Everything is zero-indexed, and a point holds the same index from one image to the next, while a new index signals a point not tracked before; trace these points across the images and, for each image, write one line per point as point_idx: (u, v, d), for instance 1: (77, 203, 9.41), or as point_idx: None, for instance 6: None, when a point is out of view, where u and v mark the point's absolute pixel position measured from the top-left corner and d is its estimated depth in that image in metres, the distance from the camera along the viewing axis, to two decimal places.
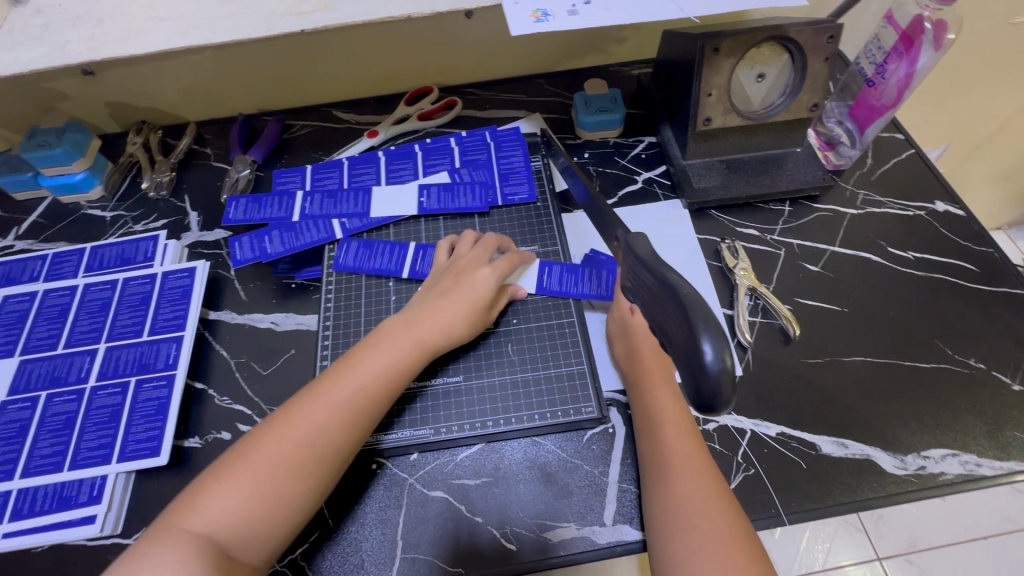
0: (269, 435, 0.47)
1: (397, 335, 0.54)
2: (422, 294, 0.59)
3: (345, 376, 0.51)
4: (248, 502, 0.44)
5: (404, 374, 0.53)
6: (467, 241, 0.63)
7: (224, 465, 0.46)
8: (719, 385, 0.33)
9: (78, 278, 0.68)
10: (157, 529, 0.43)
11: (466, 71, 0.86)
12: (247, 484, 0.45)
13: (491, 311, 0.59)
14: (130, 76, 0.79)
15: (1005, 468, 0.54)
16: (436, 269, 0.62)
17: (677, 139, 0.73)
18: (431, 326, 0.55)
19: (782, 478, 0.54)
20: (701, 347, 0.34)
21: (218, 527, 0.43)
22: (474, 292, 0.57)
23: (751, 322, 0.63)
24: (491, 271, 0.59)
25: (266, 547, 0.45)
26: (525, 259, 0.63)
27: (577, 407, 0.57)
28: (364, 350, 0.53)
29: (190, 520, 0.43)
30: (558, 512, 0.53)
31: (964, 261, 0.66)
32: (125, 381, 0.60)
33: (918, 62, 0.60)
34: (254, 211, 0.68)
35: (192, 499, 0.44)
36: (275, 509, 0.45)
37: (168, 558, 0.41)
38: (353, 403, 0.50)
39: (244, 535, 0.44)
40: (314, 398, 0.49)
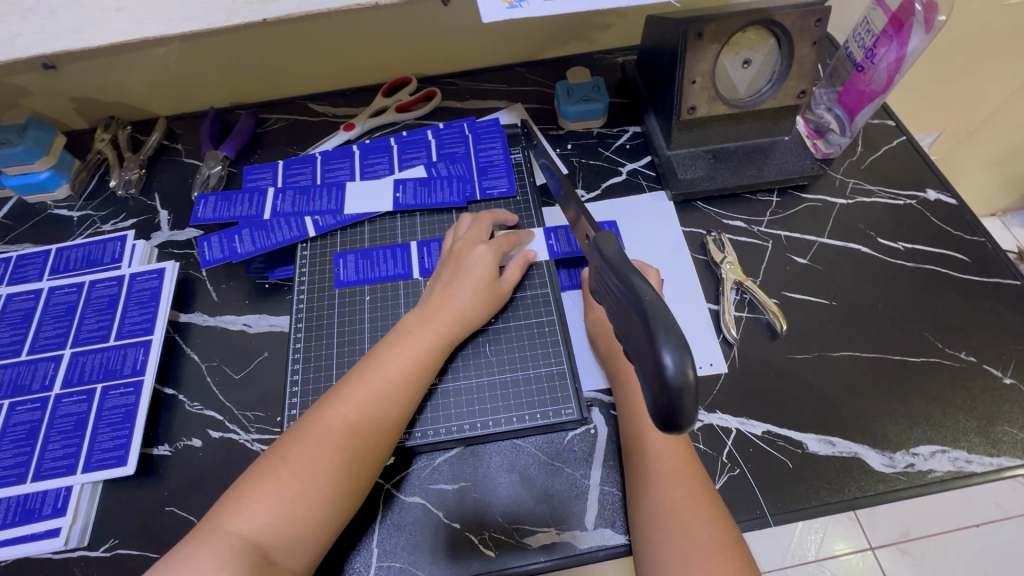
0: (299, 438, 0.47)
1: (418, 328, 0.54)
2: (431, 287, 0.58)
3: (369, 372, 0.51)
4: (289, 506, 0.44)
5: (431, 366, 0.53)
6: (467, 223, 0.62)
7: (259, 471, 0.45)
8: (681, 398, 0.33)
9: (43, 281, 0.66)
10: (194, 541, 0.42)
11: (445, 60, 0.84)
12: (286, 488, 0.44)
13: (502, 292, 0.59)
14: (95, 70, 0.76)
15: (995, 464, 0.52)
16: (441, 256, 0.61)
17: (661, 129, 0.71)
18: (449, 317, 0.55)
19: (768, 478, 0.53)
20: (661, 356, 0.33)
21: (258, 531, 0.42)
22: (480, 272, 0.58)
23: (736, 317, 0.61)
24: (489, 249, 0.59)
25: (312, 550, 0.44)
26: (525, 237, 0.63)
27: (558, 408, 0.55)
28: (387, 345, 0.53)
29: (231, 529, 0.42)
30: (539, 517, 0.52)
31: (955, 251, 0.65)
32: (92, 388, 0.58)
33: (908, 45, 0.58)
34: (223, 210, 0.66)
35: (231, 507, 0.43)
36: (319, 511, 0.44)
37: (209, 563, 0.40)
38: (383, 396, 0.49)
39: (290, 539, 0.43)
40: (344, 396, 0.49)
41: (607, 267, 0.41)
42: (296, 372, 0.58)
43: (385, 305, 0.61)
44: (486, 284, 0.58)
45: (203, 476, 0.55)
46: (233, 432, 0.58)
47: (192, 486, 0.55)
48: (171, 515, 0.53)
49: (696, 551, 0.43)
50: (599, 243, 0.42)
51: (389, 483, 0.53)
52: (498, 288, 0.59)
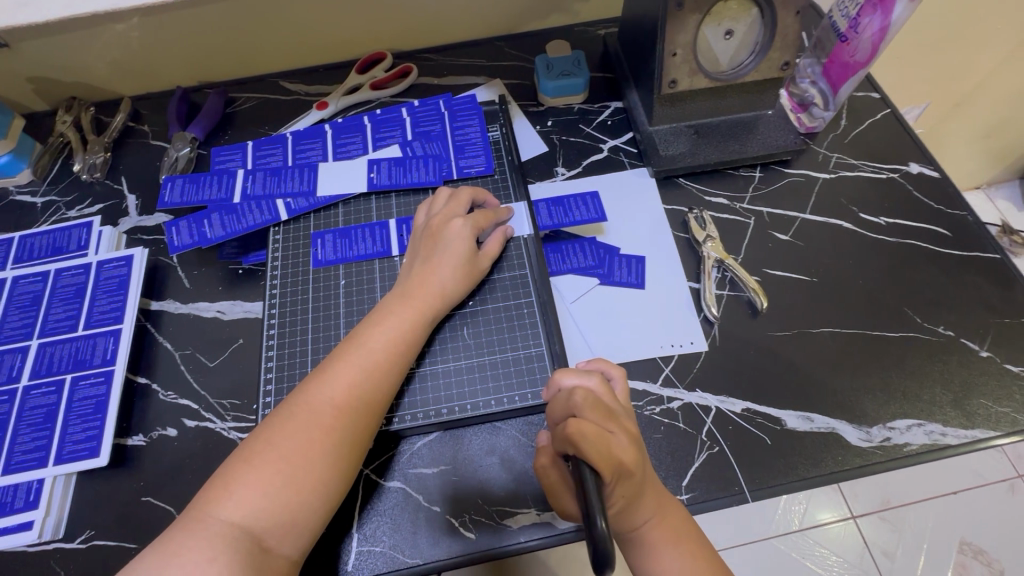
0: (285, 422, 0.45)
1: (400, 308, 0.52)
2: (409, 265, 0.57)
3: (352, 354, 0.49)
4: (279, 495, 0.42)
5: (412, 344, 0.51)
6: (442, 198, 0.60)
7: (242, 461, 0.43)
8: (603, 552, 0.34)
9: (7, 270, 0.64)
10: (180, 532, 0.40)
11: (420, 35, 0.81)
12: (274, 476, 0.43)
13: (482, 267, 0.58)
14: (51, 47, 0.72)
15: (970, 436, 0.53)
16: (414, 233, 0.59)
17: (643, 103, 0.69)
18: (431, 295, 0.53)
19: (745, 455, 0.53)
20: (592, 520, 0.34)
21: (252, 518, 0.41)
22: (458, 250, 0.56)
23: (717, 296, 0.61)
24: (466, 224, 0.57)
25: (306, 537, 0.43)
26: (504, 213, 0.61)
27: (536, 390, 0.55)
28: (369, 326, 0.51)
29: (221, 519, 0.41)
30: (519, 498, 0.52)
31: (936, 225, 0.64)
32: (61, 379, 0.57)
33: (893, 14, 0.56)
34: (191, 193, 0.64)
35: (216, 496, 0.42)
36: (313, 499, 0.43)
37: (202, 552, 0.39)
38: (371, 378, 0.48)
39: (283, 527, 0.42)
40: (328, 380, 0.47)
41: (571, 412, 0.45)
42: (270, 359, 0.56)
43: (361, 288, 0.60)
44: (466, 260, 0.56)
45: (179, 467, 0.54)
46: (208, 421, 0.57)
47: (169, 476, 0.54)
48: (147, 505, 0.53)
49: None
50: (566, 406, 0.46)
51: (369, 469, 0.53)
52: (478, 263, 0.57)
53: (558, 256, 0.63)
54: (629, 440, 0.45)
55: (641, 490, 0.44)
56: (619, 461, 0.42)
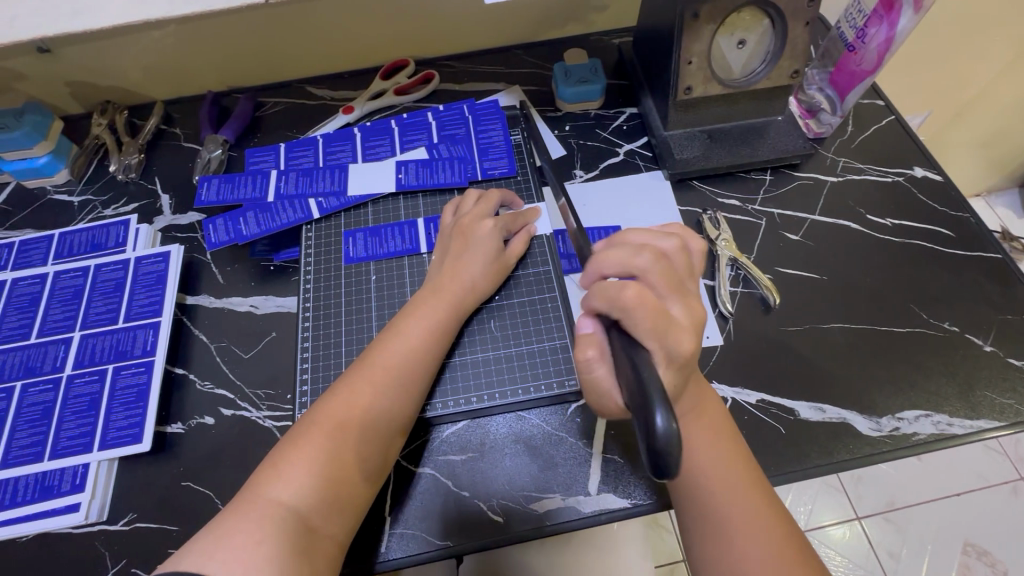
0: (330, 410, 0.47)
1: (433, 301, 0.55)
2: (440, 261, 0.59)
3: (390, 344, 0.51)
4: (325, 477, 0.44)
5: (445, 336, 0.54)
6: (470, 198, 0.62)
7: (289, 445, 0.46)
8: (668, 451, 0.31)
9: (48, 265, 0.66)
10: (234, 514, 0.42)
11: (442, 43, 0.84)
12: (320, 459, 0.45)
13: (508, 264, 0.60)
14: (90, 53, 0.75)
15: (975, 426, 0.55)
16: (443, 231, 0.62)
17: (658, 109, 0.72)
18: (462, 290, 0.56)
19: (761, 443, 0.55)
20: (653, 415, 0.32)
21: (301, 500, 0.43)
22: (487, 246, 0.58)
23: (731, 293, 0.63)
24: (495, 223, 0.59)
25: (347, 517, 0.46)
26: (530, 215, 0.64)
27: (562, 381, 0.57)
28: (406, 318, 0.54)
29: (272, 500, 0.43)
30: (545, 484, 0.54)
31: (940, 226, 0.67)
32: (103, 369, 0.59)
33: (898, 25, 0.59)
34: (226, 192, 0.66)
35: (268, 479, 0.44)
36: (355, 481, 0.46)
37: (257, 529, 0.41)
38: (412, 367, 0.51)
39: (326, 508, 0.44)
40: (371, 369, 0.50)
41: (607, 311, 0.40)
42: (305, 350, 0.59)
43: (391, 283, 0.62)
44: (495, 257, 0.59)
45: (218, 453, 0.57)
46: (244, 410, 0.59)
47: (208, 462, 0.56)
48: (188, 489, 0.55)
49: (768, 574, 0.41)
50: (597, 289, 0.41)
51: (401, 456, 0.55)
52: (505, 260, 0.60)
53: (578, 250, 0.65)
54: (691, 336, 0.40)
55: (683, 388, 0.42)
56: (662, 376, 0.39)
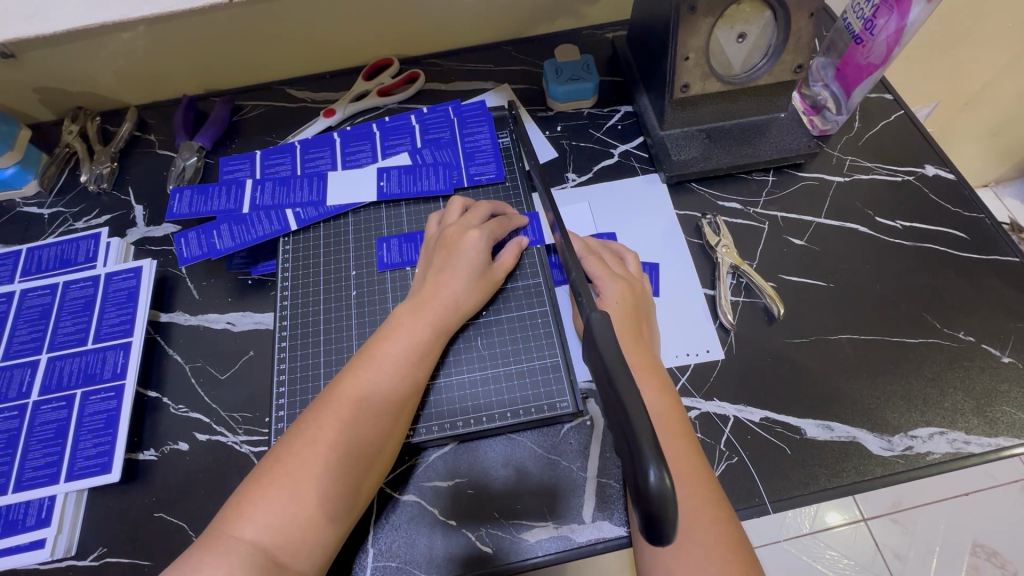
0: (297, 442, 0.44)
1: (411, 320, 0.52)
2: (422, 276, 0.56)
3: (363, 368, 0.48)
4: (292, 513, 0.42)
5: (423, 357, 0.51)
6: (455, 209, 0.59)
7: (258, 477, 0.43)
8: (662, 510, 0.29)
9: (15, 283, 0.63)
10: (200, 550, 0.40)
11: (427, 40, 0.80)
12: (287, 495, 0.42)
13: (496, 279, 0.57)
14: (57, 57, 0.72)
15: (993, 444, 0.52)
16: (426, 243, 0.59)
17: (654, 108, 0.68)
18: (443, 307, 0.53)
19: (766, 465, 0.52)
20: (645, 471, 0.29)
21: (267, 536, 0.41)
22: (468, 261, 0.55)
23: (733, 303, 0.60)
24: (481, 234, 0.56)
25: (319, 554, 0.43)
26: (519, 222, 0.60)
27: (553, 402, 0.54)
28: (379, 340, 0.50)
29: (237, 538, 0.41)
30: (535, 511, 0.51)
31: (953, 229, 0.63)
32: (71, 394, 0.56)
33: (909, 16, 0.55)
34: (200, 204, 0.63)
35: (232, 517, 0.42)
36: (325, 512, 0.43)
37: (219, 570, 0.39)
38: (382, 388, 0.48)
39: (295, 543, 0.41)
40: (336, 393, 0.47)
41: (594, 340, 0.37)
42: (282, 371, 0.56)
43: (372, 299, 0.59)
44: (479, 272, 0.55)
45: (192, 482, 0.54)
46: (220, 435, 0.56)
47: (181, 491, 0.54)
48: (160, 521, 0.52)
49: (705, 538, 0.41)
50: (590, 320, 0.38)
51: (384, 484, 0.52)
52: (493, 275, 0.56)
53: None
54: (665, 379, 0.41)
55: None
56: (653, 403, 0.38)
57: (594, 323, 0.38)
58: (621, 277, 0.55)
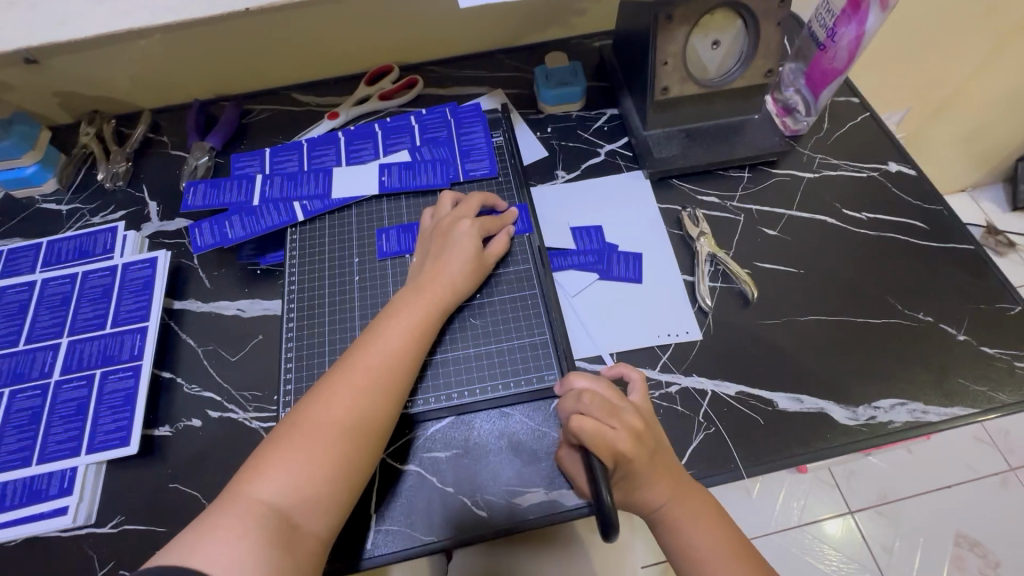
0: (309, 413, 0.48)
1: (413, 301, 0.56)
2: (420, 262, 0.60)
3: (369, 343, 0.52)
4: (307, 475, 0.46)
5: (425, 335, 0.55)
6: (447, 202, 0.64)
7: (275, 443, 0.47)
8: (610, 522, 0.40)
9: (36, 273, 0.67)
10: (220, 507, 0.44)
11: (425, 48, 0.85)
12: (301, 460, 0.46)
13: (487, 263, 0.61)
14: (77, 63, 0.76)
15: (950, 414, 0.56)
16: (422, 233, 0.63)
17: (637, 109, 0.74)
18: (441, 288, 0.57)
19: (740, 434, 0.56)
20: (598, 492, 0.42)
21: (283, 496, 0.44)
22: (464, 249, 0.59)
23: (711, 288, 0.65)
24: (473, 224, 0.61)
25: (333, 514, 0.46)
26: (510, 215, 0.65)
27: (541, 375, 0.58)
28: (382, 321, 0.55)
29: (255, 498, 0.44)
30: (527, 479, 0.55)
31: (914, 219, 0.68)
32: (91, 374, 0.60)
33: (866, 23, 0.60)
34: (212, 197, 0.67)
35: (249, 478, 0.45)
36: (340, 476, 0.47)
37: (240, 525, 0.42)
38: (385, 363, 0.51)
39: (309, 503, 0.45)
40: (345, 369, 0.51)
41: None
42: (290, 352, 0.60)
43: (374, 284, 0.63)
44: (473, 256, 0.60)
45: (205, 454, 0.57)
46: (231, 412, 0.60)
47: (195, 464, 0.57)
48: (175, 491, 0.56)
49: (705, 538, 0.48)
50: None
51: (386, 455, 0.56)
52: (485, 261, 0.61)
53: (589, 256, 0.66)
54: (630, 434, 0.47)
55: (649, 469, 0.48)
56: (618, 451, 0.46)
57: None
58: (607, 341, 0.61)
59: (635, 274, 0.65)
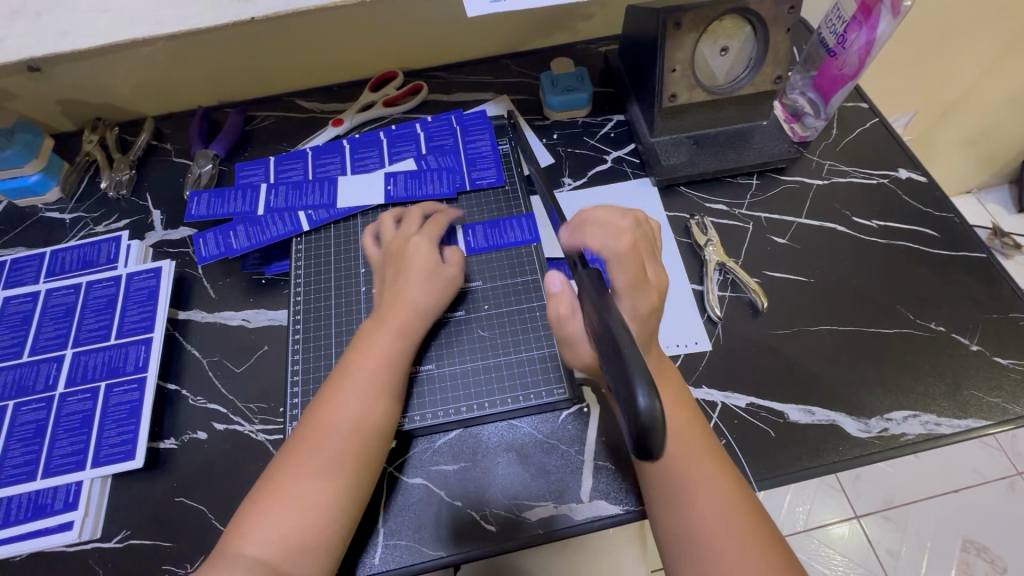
0: (287, 461, 0.48)
1: (375, 330, 0.55)
2: (381, 287, 0.59)
3: (325, 378, 0.51)
4: (291, 525, 0.45)
5: (393, 359, 0.54)
6: (389, 223, 0.63)
7: (253, 497, 0.47)
8: (652, 424, 0.33)
9: (40, 283, 0.66)
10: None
11: (429, 54, 0.85)
12: (282, 511, 0.46)
13: (452, 280, 0.59)
14: (80, 71, 0.76)
15: (963, 425, 0.56)
16: (378, 259, 0.61)
17: (644, 116, 0.73)
18: (400, 308, 0.55)
19: (751, 447, 0.56)
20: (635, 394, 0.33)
21: (269, 551, 0.44)
22: (423, 267, 0.58)
23: (720, 297, 0.64)
24: (423, 240, 0.59)
25: (325, 557, 0.46)
26: (448, 220, 0.63)
27: (550, 389, 0.57)
28: (347, 354, 0.54)
29: (241, 558, 0.44)
30: (536, 492, 0.54)
31: (925, 227, 0.68)
32: (95, 386, 0.59)
33: (877, 29, 0.59)
34: (217, 207, 0.67)
35: (234, 540, 0.45)
36: (324, 513, 0.46)
37: None
38: (353, 395, 0.50)
39: (293, 545, 0.45)
40: (315, 410, 0.50)
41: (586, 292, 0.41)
42: (296, 364, 0.59)
43: None
44: (432, 274, 0.58)
45: (211, 468, 0.57)
46: (237, 424, 0.59)
47: (201, 477, 0.56)
48: (181, 505, 0.55)
49: (710, 499, 0.44)
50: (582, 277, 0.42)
51: (392, 467, 0.55)
52: (450, 277, 0.60)
53: None
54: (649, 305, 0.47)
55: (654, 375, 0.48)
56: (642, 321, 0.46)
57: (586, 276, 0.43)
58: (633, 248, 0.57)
59: None
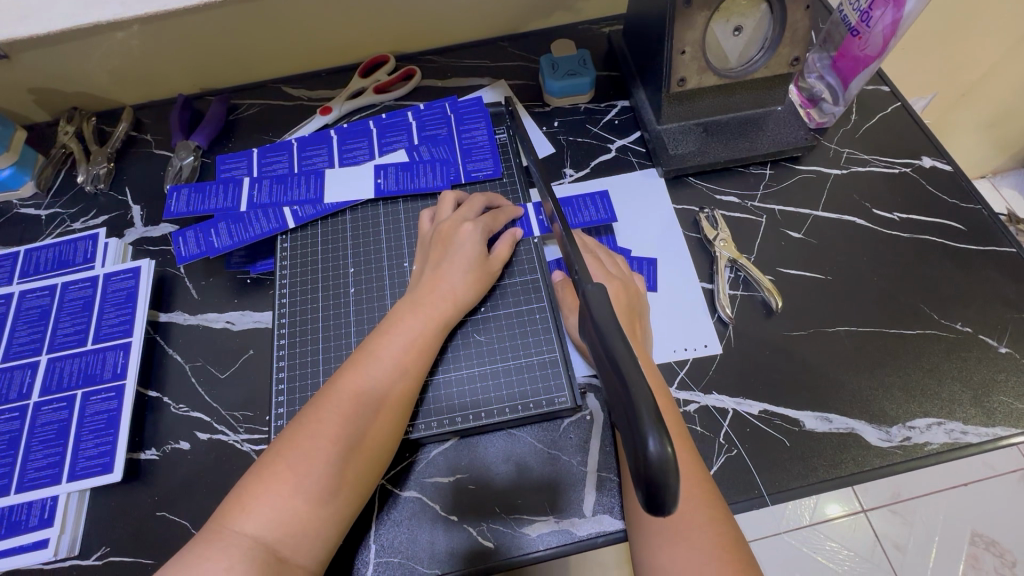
0: (301, 438, 0.44)
1: (410, 315, 0.52)
2: (419, 271, 0.57)
3: (363, 364, 0.49)
4: (295, 507, 0.42)
5: (426, 350, 0.51)
6: (448, 205, 0.60)
7: (260, 473, 0.43)
8: (664, 477, 0.29)
9: (14, 285, 0.63)
10: (200, 544, 0.41)
11: (422, 36, 0.80)
12: (289, 490, 0.42)
13: (492, 269, 0.57)
14: (52, 57, 0.71)
15: (990, 434, 0.52)
16: (421, 239, 0.59)
17: (651, 103, 0.68)
18: (442, 300, 0.53)
19: (764, 457, 0.52)
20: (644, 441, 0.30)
21: (268, 530, 0.41)
22: (465, 254, 0.55)
23: (731, 296, 0.60)
24: (475, 227, 0.57)
25: (322, 547, 0.43)
26: (513, 213, 0.61)
27: (551, 397, 0.54)
28: (377, 337, 0.51)
29: (237, 533, 0.41)
30: (534, 506, 0.51)
31: (950, 219, 0.63)
32: (72, 395, 0.56)
33: (905, 7, 0.54)
34: (197, 203, 0.63)
35: (233, 511, 0.42)
36: (330, 501, 0.43)
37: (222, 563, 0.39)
38: (379, 384, 0.48)
39: (296, 535, 0.42)
40: (335, 389, 0.47)
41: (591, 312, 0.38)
42: (281, 371, 0.56)
43: (370, 296, 0.59)
44: (476, 264, 0.56)
45: (193, 480, 0.54)
46: (221, 434, 0.56)
47: (184, 490, 0.54)
48: (162, 520, 0.52)
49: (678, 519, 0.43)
50: (587, 295, 0.39)
51: (386, 480, 0.53)
52: (489, 266, 0.57)
53: None
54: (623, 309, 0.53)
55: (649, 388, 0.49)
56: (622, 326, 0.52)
57: (591, 296, 0.39)
58: (617, 276, 0.55)
59: (650, 281, 0.61)
